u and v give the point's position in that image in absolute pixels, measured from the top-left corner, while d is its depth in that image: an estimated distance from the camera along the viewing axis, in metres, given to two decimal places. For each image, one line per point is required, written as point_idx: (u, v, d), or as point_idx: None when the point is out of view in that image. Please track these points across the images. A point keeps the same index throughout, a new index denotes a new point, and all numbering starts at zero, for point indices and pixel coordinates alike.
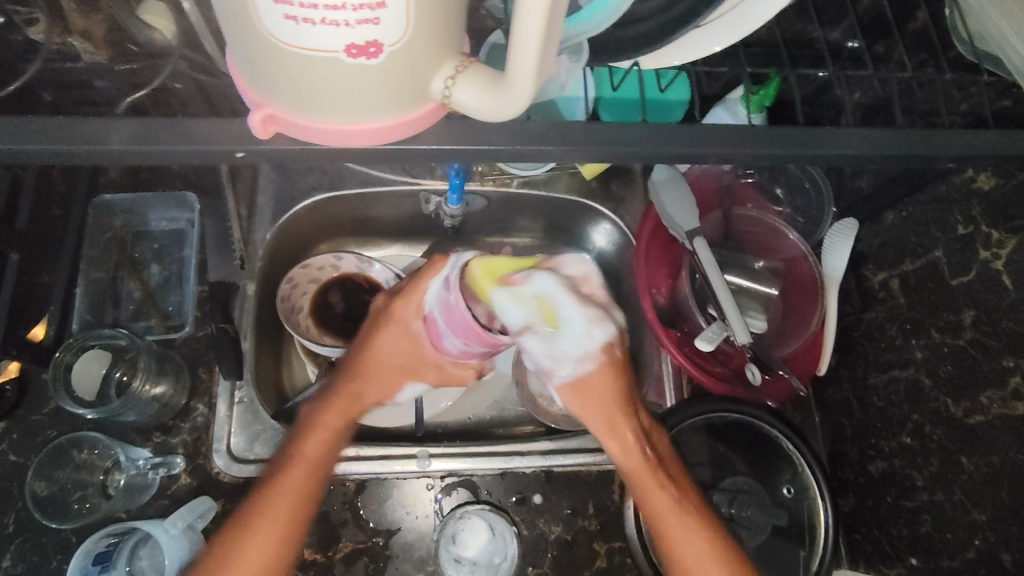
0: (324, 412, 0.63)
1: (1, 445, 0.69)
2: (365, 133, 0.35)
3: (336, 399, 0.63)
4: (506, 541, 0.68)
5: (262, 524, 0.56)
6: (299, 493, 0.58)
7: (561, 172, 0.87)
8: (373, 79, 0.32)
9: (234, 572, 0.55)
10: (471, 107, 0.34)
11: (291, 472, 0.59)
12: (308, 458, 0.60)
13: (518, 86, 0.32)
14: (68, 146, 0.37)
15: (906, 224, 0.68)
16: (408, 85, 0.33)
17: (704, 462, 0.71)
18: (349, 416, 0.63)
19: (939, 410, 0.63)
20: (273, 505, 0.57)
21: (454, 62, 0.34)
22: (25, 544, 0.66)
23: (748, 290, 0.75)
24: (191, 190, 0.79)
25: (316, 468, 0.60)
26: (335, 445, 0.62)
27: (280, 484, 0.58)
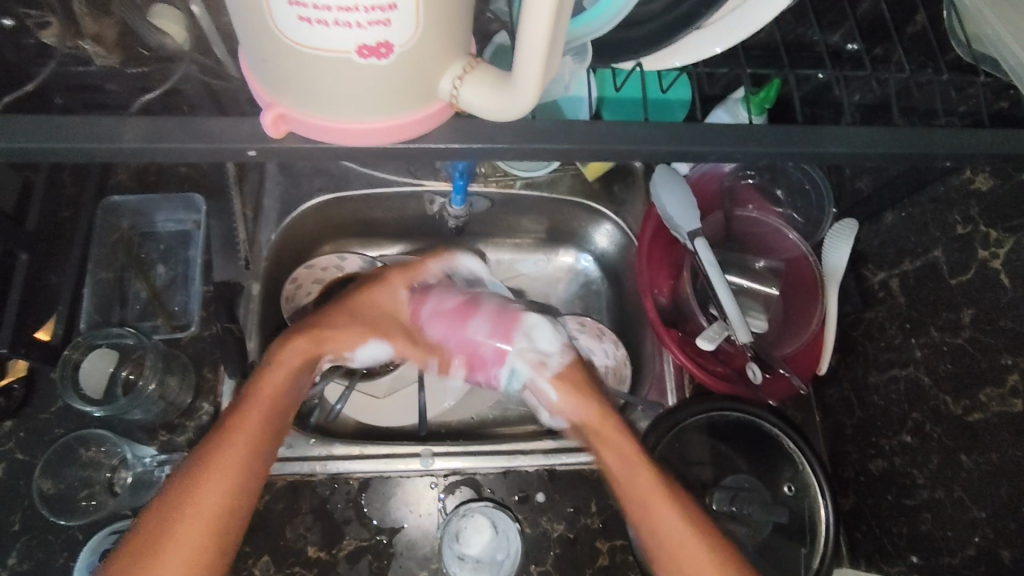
0: (286, 348, 0.60)
1: (9, 443, 0.69)
2: (374, 132, 0.36)
3: (296, 337, 0.61)
4: (508, 539, 0.70)
5: (224, 454, 0.53)
6: (259, 428, 0.56)
7: (563, 173, 0.88)
8: (382, 79, 0.32)
9: (178, 527, 0.50)
10: (479, 106, 0.35)
11: (253, 408, 0.56)
12: (267, 400, 0.57)
13: (526, 85, 0.33)
14: (81, 145, 0.37)
15: (905, 225, 0.69)
16: (417, 85, 0.34)
17: (705, 461, 0.71)
18: (313, 355, 0.61)
19: (939, 408, 0.64)
20: (236, 437, 0.54)
21: (461, 63, 0.34)
22: (32, 541, 0.66)
23: (747, 290, 0.77)
24: (198, 192, 0.79)
25: (279, 404, 0.58)
26: (297, 384, 0.60)
27: (243, 418, 0.55)
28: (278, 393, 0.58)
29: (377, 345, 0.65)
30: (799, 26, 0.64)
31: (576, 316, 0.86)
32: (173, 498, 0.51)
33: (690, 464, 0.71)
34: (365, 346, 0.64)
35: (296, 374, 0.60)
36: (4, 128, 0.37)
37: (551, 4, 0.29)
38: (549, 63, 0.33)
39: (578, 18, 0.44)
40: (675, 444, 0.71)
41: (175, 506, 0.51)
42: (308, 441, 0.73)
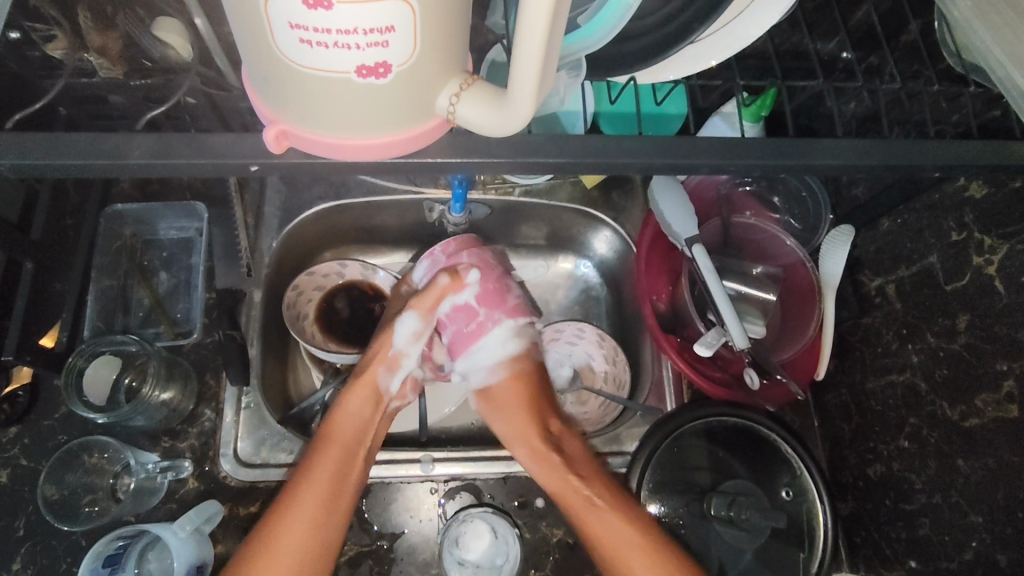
0: (348, 390, 0.68)
1: (13, 449, 0.70)
2: (372, 148, 0.37)
3: (356, 379, 0.69)
4: (508, 544, 0.69)
5: (302, 494, 0.61)
6: (333, 469, 0.63)
7: (562, 181, 0.89)
8: (381, 97, 0.33)
9: (269, 559, 0.58)
10: (474, 122, 0.36)
11: (327, 450, 0.64)
12: (336, 436, 0.65)
13: (519, 102, 0.33)
14: (87, 159, 0.38)
15: (900, 231, 0.70)
16: (415, 102, 0.34)
17: (704, 466, 0.72)
18: (375, 388, 0.69)
19: (935, 414, 0.64)
20: (310, 479, 0.62)
21: (457, 80, 0.35)
22: (35, 547, 0.67)
23: (746, 297, 0.75)
24: (200, 200, 0.80)
25: (351, 444, 0.66)
26: (365, 421, 0.67)
27: (314, 462, 0.63)
28: (347, 435, 0.66)
29: (409, 318, 0.70)
30: (794, 37, 0.65)
31: (575, 324, 0.87)
32: (262, 541, 0.59)
33: (688, 469, 0.71)
34: (396, 332, 0.70)
35: (362, 415, 0.67)
36: (11, 142, 0.38)
37: (544, 24, 0.29)
38: (544, 80, 0.34)
39: (571, 35, 0.45)
40: (673, 449, 0.71)
41: (263, 552, 0.59)
42: None
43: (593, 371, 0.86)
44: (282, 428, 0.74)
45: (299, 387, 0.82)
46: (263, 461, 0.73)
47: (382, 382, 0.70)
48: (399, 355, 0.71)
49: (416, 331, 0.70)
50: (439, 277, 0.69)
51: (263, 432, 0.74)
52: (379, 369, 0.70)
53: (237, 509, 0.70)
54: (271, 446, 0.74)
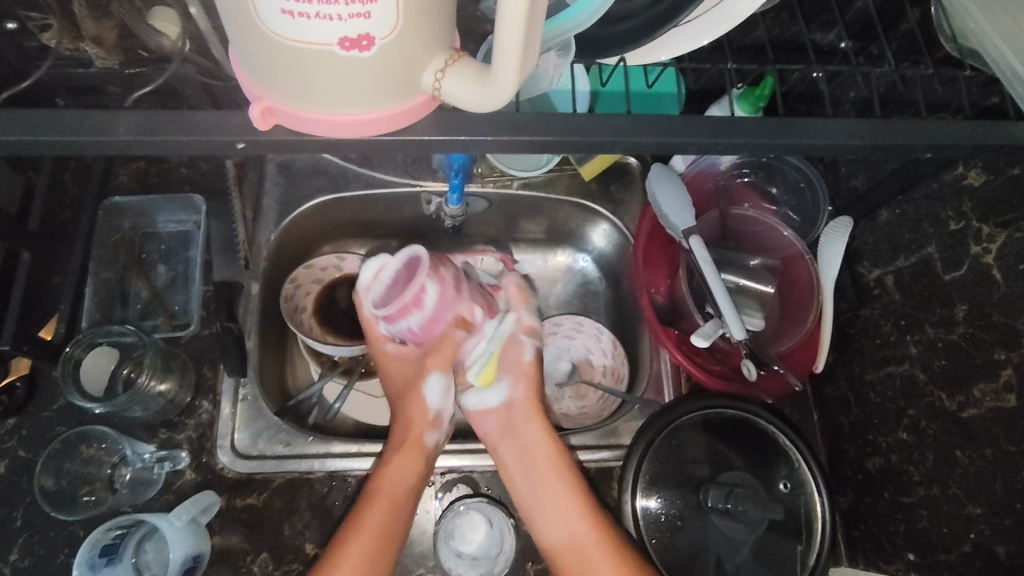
0: (393, 450, 0.67)
1: (11, 441, 0.70)
2: (356, 125, 0.37)
3: (405, 440, 0.68)
4: (503, 535, 0.70)
5: (349, 549, 0.61)
6: (382, 530, 0.63)
7: (560, 174, 0.88)
8: (366, 71, 0.33)
9: None
10: (457, 98, 0.35)
11: (373, 516, 0.64)
12: (389, 497, 0.65)
13: (502, 74, 0.33)
14: (79, 139, 0.38)
15: (900, 221, 0.69)
16: (401, 77, 0.34)
17: (702, 460, 0.71)
18: (423, 452, 0.68)
19: (933, 405, 0.64)
20: (355, 538, 0.62)
21: (443, 56, 0.35)
22: (33, 537, 0.67)
23: (746, 289, 0.76)
24: (198, 193, 0.82)
25: (399, 503, 0.65)
26: (413, 482, 0.67)
27: (359, 526, 0.63)
28: (395, 496, 0.65)
29: (434, 379, 0.69)
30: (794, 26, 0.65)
31: (573, 317, 0.87)
32: None
33: (687, 462, 0.71)
34: (426, 395, 0.69)
35: (407, 481, 0.66)
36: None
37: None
38: (528, 57, 0.34)
39: (557, 17, 0.44)
40: (672, 441, 0.70)
41: None
42: (306, 439, 0.74)
43: (591, 365, 0.86)
44: (278, 420, 0.74)
45: (297, 379, 0.83)
46: (260, 453, 0.72)
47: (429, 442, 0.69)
48: (439, 414, 0.69)
49: (444, 387, 0.69)
50: (453, 332, 0.68)
51: (260, 424, 0.73)
52: (425, 433, 0.68)
53: (234, 501, 0.70)
54: (268, 437, 0.73)
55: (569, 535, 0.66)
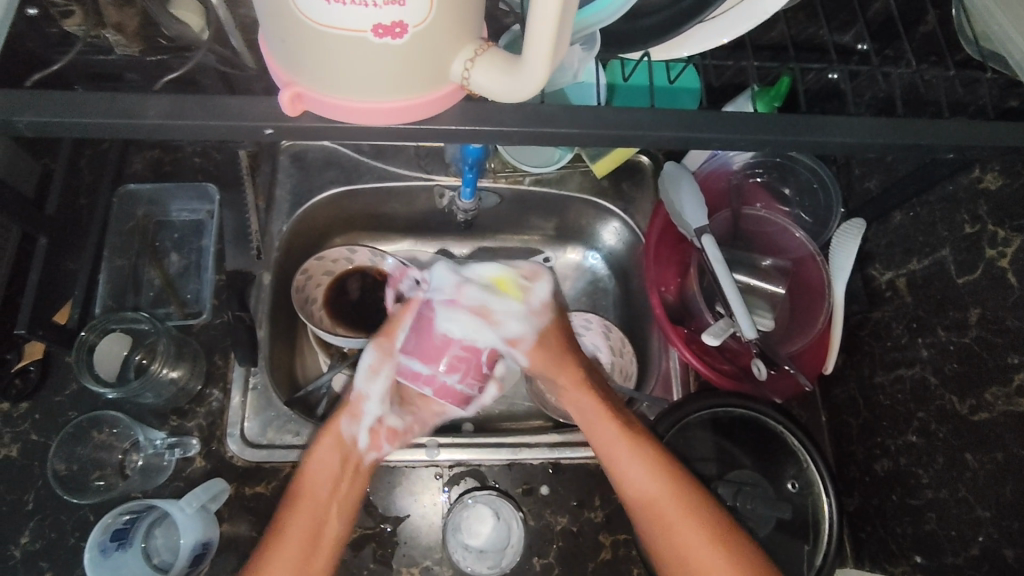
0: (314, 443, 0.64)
1: (24, 424, 0.70)
2: (383, 113, 0.37)
3: (325, 430, 0.64)
4: (510, 526, 0.71)
5: (278, 556, 0.58)
6: (307, 530, 0.59)
7: (572, 171, 0.89)
8: (397, 59, 0.33)
9: None
10: (489, 88, 0.36)
11: (301, 510, 0.60)
12: (311, 496, 0.61)
13: (533, 69, 0.33)
14: (107, 120, 0.38)
15: (913, 224, 0.69)
16: (430, 66, 0.35)
17: (709, 457, 0.72)
18: (341, 440, 0.64)
19: (944, 408, 0.64)
20: (284, 542, 0.58)
21: (473, 46, 0.35)
22: (44, 521, 0.67)
23: (755, 289, 0.76)
24: (212, 183, 0.82)
25: (324, 497, 0.61)
26: (336, 475, 0.63)
27: (286, 525, 0.59)
28: (317, 491, 0.61)
29: (367, 353, 0.65)
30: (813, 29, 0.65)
31: (582, 314, 0.88)
32: None
33: (693, 460, 0.72)
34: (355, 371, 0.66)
35: (330, 473, 0.62)
36: (28, 100, 0.38)
37: None
38: (559, 49, 0.34)
39: (586, 8, 0.44)
40: (679, 439, 0.72)
41: None
42: (315, 430, 0.74)
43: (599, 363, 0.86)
44: (288, 410, 0.74)
45: (306, 370, 0.83)
46: (269, 441, 0.73)
47: (347, 431, 0.64)
48: (361, 399, 0.65)
49: (373, 367, 0.64)
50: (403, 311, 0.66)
51: (271, 413, 0.74)
52: (342, 419, 0.65)
53: (243, 488, 0.71)
54: (278, 427, 0.74)
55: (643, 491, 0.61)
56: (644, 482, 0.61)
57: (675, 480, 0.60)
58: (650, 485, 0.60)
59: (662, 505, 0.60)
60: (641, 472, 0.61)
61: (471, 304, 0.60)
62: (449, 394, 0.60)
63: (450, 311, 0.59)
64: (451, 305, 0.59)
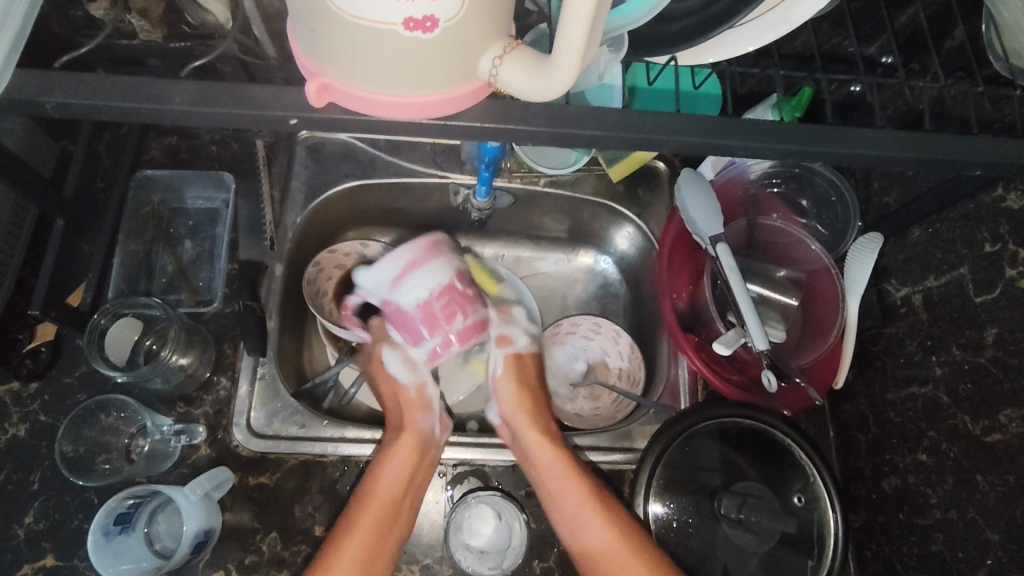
0: (395, 440, 0.68)
1: (33, 405, 0.70)
2: (407, 107, 0.37)
3: (406, 429, 0.69)
4: (512, 527, 0.70)
5: (349, 543, 0.62)
6: (379, 522, 0.63)
7: (588, 173, 0.88)
8: (425, 53, 0.33)
9: None
10: (517, 87, 0.35)
11: (373, 503, 0.64)
12: (389, 489, 0.65)
13: (563, 67, 0.33)
14: (131, 106, 0.38)
15: (931, 240, 0.69)
16: (458, 63, 0.34)
17: (716, 467, 0.71)
18: (420, 435, 0.69)
19: (955, 427, 0.63)
20: (355, 531, 0.62)
21: (502, 44, 0.35)
22: (48, 502, 0.67)
23: (768, 300, 0.76)
24: (228, 172, 0.82)
25: (397, 491, 0.66)
26: (412, 472, 0.67)
27: (361, 514, 0.63)
28: (391, 486, 0.66)
29: (392, 355, 0.71)
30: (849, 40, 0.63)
31: (592, 317, 0.88)
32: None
33: (699, 471, 0.70)
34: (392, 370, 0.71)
35: (405, 472, 0.66)
36: (56, 82, 0.38)
37: None
38: (589, 50, 0.34)
39: (617, 8, 0.44)
40: (685, 447, 0.70)
41: None
42: (320, 423, 0.74)
43: (607, 367, 0.87)
44: (295, 401, 0.75)
45: (314, 362, 0.83)
46: (275, 432, 0.73)
47: (423, 423, 0.71)
48: (421, 389, 0.72)
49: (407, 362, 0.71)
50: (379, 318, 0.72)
51: (277, 404, 0.74)
52: (416, 414, 0.71)
53: (248, 478, 0.71)
54: (285, 418, 0.74)
55: (601, 540, 0.64)
56: (599, 535, 0.64)
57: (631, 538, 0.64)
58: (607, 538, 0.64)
59: (616, 563, 0.62)
60: (598, 523, 0.65)
61: (431, 252, 0.63)
62: (469, 333, 0.64)
63: (415, 274, 0.62)
64: (415, 265, 0.62)
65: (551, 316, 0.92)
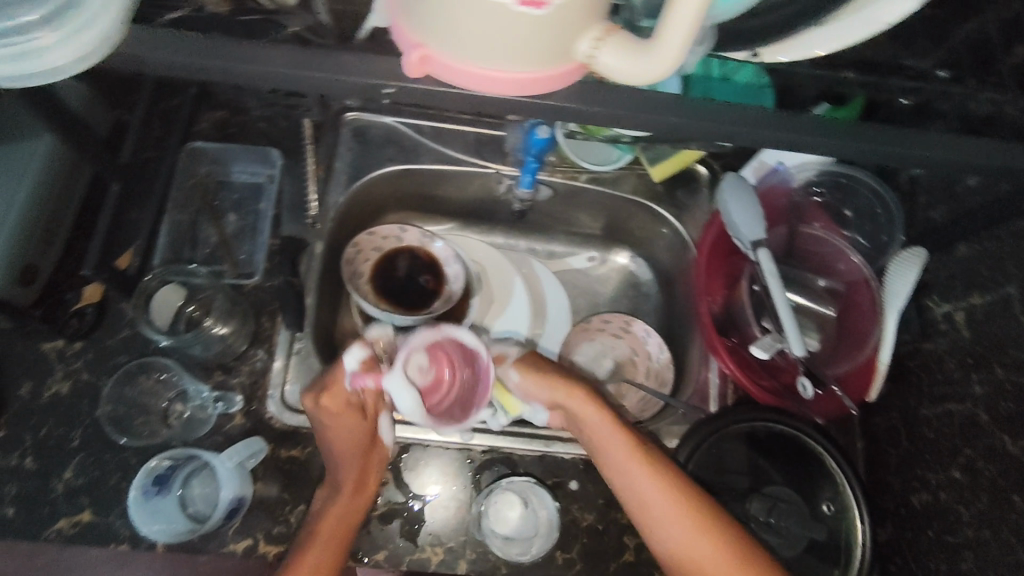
0: (348, 477, 0.64)
1: (76, 363, 0.72)
2: (513, 84, 0.38)
3: (362, 469, 0.65)
4: (538, 515, 0.71)
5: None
6: (327, 561, 0.59)
7: (629, 172, 0.88)
8: (534, 29, 0.34)
9: None
10: (618, 68, 0.36)
11: (321, 542, 0.59)
12: (337, 527, 0.61)
13: (669, 46, 0.34)
14: (234, 65, 0.41)
15: (979, 257, 0.68)
16: (562, 41, 0.35)
17: (743, 471, 0.72)
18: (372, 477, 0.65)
19: (993, 447, 0.63)
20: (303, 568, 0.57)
21: (600, 27, 0.36)
22: (87, 459, 0.69)
23: (806, 309, 0.77)
24: (276, 148, 0.84)
25: (345, 532, 0.61)
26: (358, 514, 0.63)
27: (308, 553, 0.59)
28: (339, 524, 0.61)
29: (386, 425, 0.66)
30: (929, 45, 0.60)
31: (622, 316, 0.89)
32: None
33: (728, 472, 0.71)
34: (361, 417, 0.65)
35: (353, 513, 0.63)
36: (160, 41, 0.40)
37: None
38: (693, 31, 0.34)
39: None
40: (714, 450, 0.71)
41: None
42: None
43: (635, 366, 0.86)
44: None
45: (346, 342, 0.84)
46: None
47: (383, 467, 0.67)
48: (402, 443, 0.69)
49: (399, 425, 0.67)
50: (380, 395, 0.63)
51: (311, 379, 0.75)
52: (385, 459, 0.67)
53: (280, 450, 0.71)
54: None
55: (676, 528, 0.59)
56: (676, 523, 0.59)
57: (708, 524, 0.59)
58: (679, 522, 0.59)
59: (694, 548, 0.58)
60: (670, 509, 0.59)
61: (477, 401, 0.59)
62: None
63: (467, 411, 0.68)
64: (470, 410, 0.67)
65: (583, 311, 0.93)
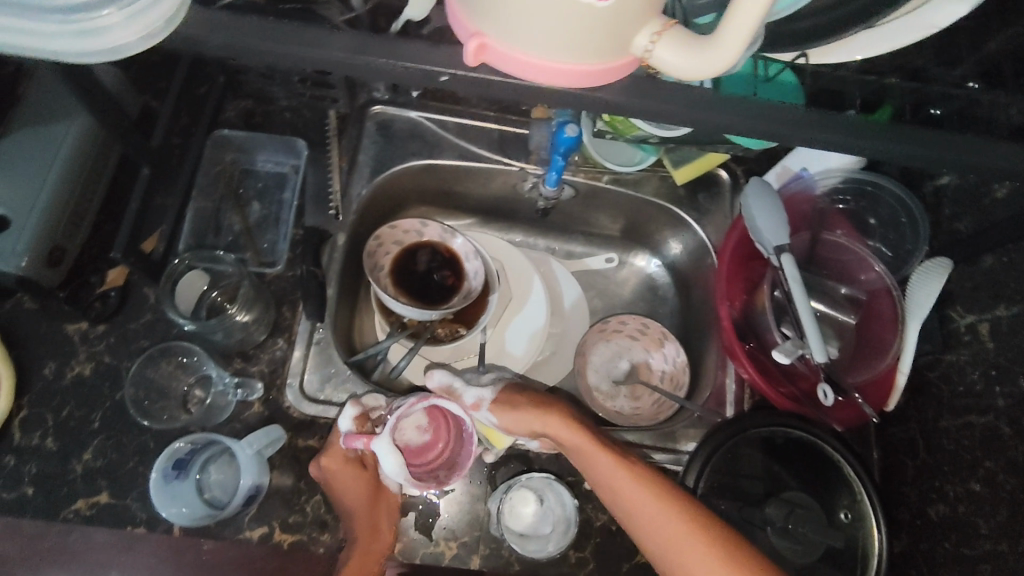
0: (365, 531, 0.64)
1: (99, 346, 0.72)
2: (567, 76, 0.38)
3: (376, 525, 0.65)
4: (553, 513, 0.72)
5: None
6: None
7: (651, 175, 0.88)
8: (594, 23, 0.34)
9: None
10: (669, 64, 0.37)
11: None
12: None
13: (729, 45, 0.34)
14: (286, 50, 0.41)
15: (1006, 269, 0.68)
16: (619, 35, 0.36)
17: (759, 476, 0.72)
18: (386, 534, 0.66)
19: (1016, 460, 0.62)
20: None
21: (657, 23, 0.36)
22: (107, 441, 0.69)
23: (826, 316, 0.78)
24: (301, 139, 0.84)
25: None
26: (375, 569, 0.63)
27: None
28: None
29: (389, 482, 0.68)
30: (966, 52, 0.60)
31: (639, 318, 0.87)
32: None
33: (743, 476, 0.71)
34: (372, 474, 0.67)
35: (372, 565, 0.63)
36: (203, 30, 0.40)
37: None
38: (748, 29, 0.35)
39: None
40: (729, 454, 0.71)
41: None
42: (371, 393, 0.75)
43: (649, 369, 0.86)
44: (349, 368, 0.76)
45: (364, 334, 0.84)
46: (326, 398, 0.74)
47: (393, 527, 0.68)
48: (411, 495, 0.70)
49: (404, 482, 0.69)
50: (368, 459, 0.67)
51: (330, 370, 0.75)
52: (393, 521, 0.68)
53: (297, 440, 0.72)
54: (336, 384, 0.75)
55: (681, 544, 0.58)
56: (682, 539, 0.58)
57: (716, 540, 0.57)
58: (685, 539, 0.58)
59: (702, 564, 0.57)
60: (674, 525, 0.58)
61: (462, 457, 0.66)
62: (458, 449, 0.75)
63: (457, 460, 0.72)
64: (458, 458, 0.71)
65: (600, 312, 0.93)
